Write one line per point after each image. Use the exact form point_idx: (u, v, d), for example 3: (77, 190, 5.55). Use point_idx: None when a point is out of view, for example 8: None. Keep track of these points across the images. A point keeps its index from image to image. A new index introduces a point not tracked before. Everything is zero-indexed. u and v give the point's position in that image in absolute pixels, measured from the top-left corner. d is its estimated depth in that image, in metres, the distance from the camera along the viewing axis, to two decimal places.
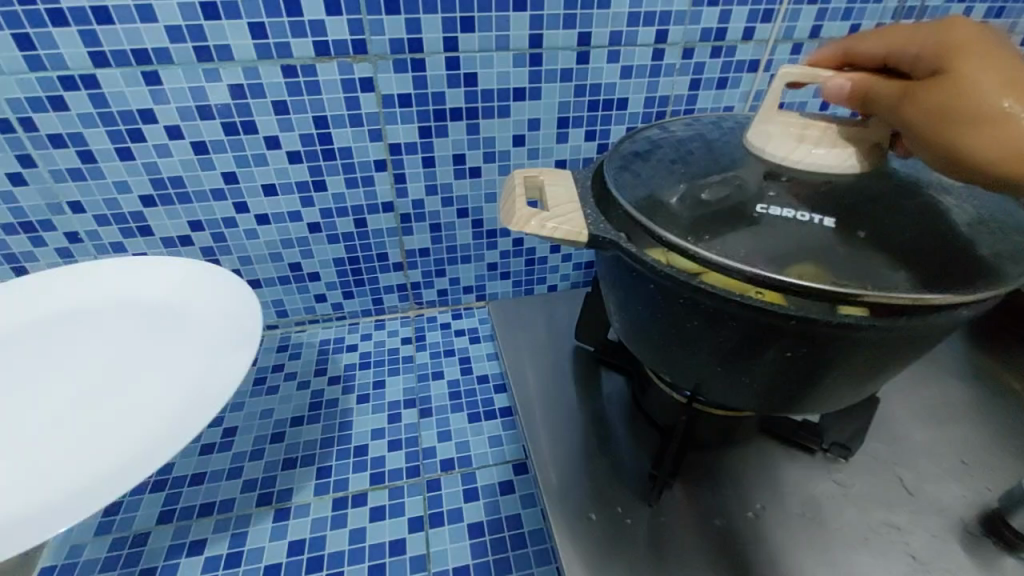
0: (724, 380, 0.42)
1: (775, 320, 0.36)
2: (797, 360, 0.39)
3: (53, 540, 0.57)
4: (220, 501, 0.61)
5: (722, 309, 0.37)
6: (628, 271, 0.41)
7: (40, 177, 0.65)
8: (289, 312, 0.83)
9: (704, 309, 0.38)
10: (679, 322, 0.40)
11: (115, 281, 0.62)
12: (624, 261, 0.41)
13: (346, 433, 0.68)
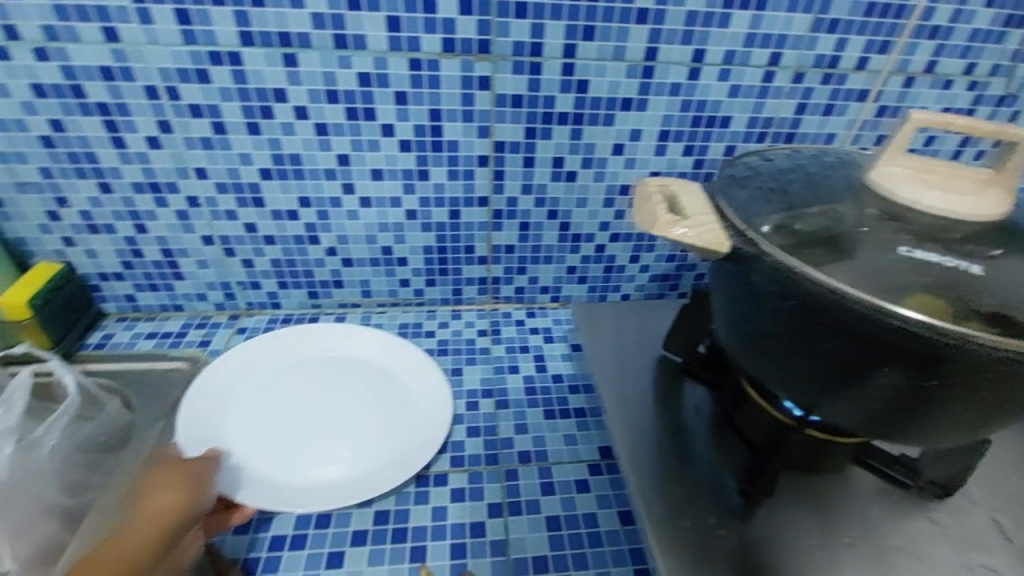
0: (845, 406, 0.41)
1: (927, 346, 0.34)
2: (937, 392, 0.37)
3: None
4: None
5: (866, 329, 0.36)
6: (760, 283, 0.40)
7: (174, 142, 0.69)
8: (373, 293, 0.87)
9: (848, 329, 0.36)
10: (810, 340, 0.39)
11: (308, 341, 0.77)
12: (757, 273, 0.40)
13: None
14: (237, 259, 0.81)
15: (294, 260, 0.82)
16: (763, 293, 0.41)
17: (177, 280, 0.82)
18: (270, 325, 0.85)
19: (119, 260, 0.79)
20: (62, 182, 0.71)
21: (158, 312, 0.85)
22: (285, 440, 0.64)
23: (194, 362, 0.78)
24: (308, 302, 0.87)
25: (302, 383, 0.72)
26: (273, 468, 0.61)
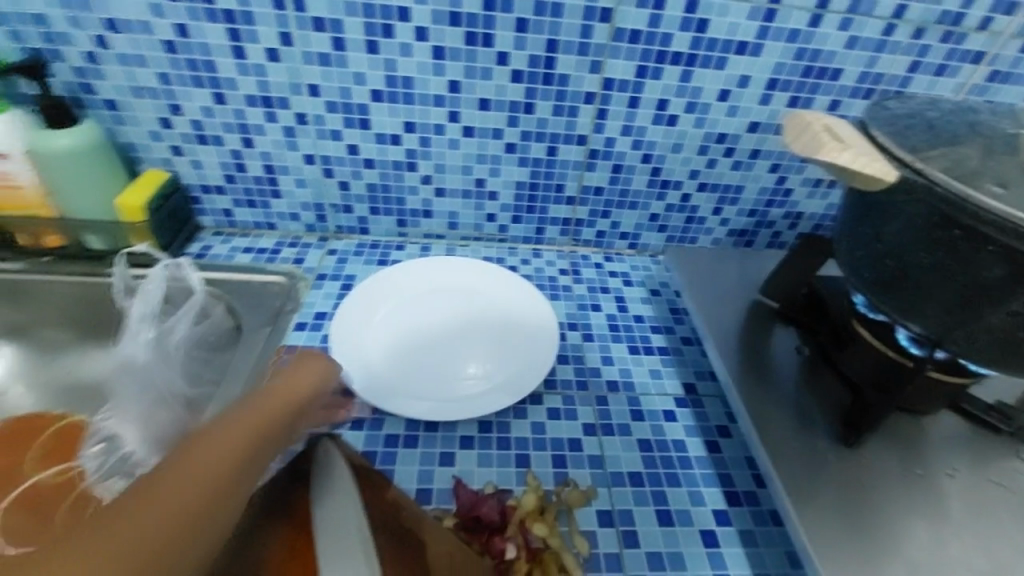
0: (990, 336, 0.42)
1: None
2: None
3: (272, 377, 0.65)
4: None
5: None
6: (924, 208, 0.42)
7: (293, 56, 0.70)
8: (459, 225, 0.89)
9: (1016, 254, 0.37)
10: (970, 268, 0.40)
11: (414, 275, 0.79)
12: (922, 198, 0.41)
13: None
14: (334, 181, 0.82)
15: (388, 185, 0.83)
16: (925, 220, 0.42)
17: (274, 198, 0.84)
18: (359, 249, 0.87)
19: (221, 173, 0.81)
20: (178, 89, 0.73)
21: (252, 229, 0.87)
22: (407, 357, 0.68)
23: (292, 279, 0.79)
24: (395, 230, 0.89)
25: (417, 312, 0.74)
26: (425, 386, 0.65)
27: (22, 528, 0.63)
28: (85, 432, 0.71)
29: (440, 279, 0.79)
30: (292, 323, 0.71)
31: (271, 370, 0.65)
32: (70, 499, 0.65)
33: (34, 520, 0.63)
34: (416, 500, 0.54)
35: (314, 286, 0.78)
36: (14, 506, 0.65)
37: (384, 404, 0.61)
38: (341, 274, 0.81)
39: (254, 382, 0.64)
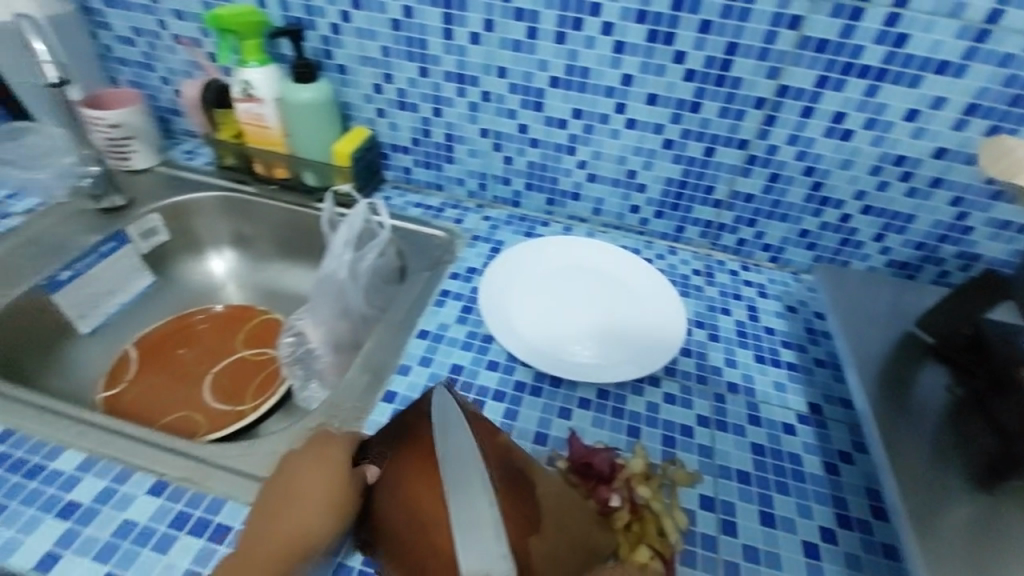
0: None
1: None
2: None
3: (427, 313, 0.75)
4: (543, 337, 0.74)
5: None
6: None
7: (491, 41, 0.79)
8: (603, 212, 0.93)
9: None
10: None
11: (554, 252, 0.85)
12: None
13: None
14: (500, 155, 0.91)
15: (546, 165, 0.90)
16: None
17: (448, 163, 0.94)
18: (509, 219, 0.95)
19: (410, 135, 0.93)
20: (393, 60, 0.85)
21: (424, 187, 0.98)
22: (543, 325, 0.74)
23: (451, 235, 0.89)
24: (543, 207, 0.95)
25: (552, 285, 0.80)
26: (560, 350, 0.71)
27: (229, 387, 0.80)
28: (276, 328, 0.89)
29: (578, 256, 0.85)
30: (448, 271, 0.82)
31: (427, 307, 0.76)
32: (264, 376, 0.82)
33: (237, 384, 0.80)
34: (534, 440, 0.61)
35: (468, 245, 0.88)
36: (225, 370, 0.82)
37: (523, 356, 0.68)
38: (492, 238, 0.90)
39: (413, 315, 0.75)
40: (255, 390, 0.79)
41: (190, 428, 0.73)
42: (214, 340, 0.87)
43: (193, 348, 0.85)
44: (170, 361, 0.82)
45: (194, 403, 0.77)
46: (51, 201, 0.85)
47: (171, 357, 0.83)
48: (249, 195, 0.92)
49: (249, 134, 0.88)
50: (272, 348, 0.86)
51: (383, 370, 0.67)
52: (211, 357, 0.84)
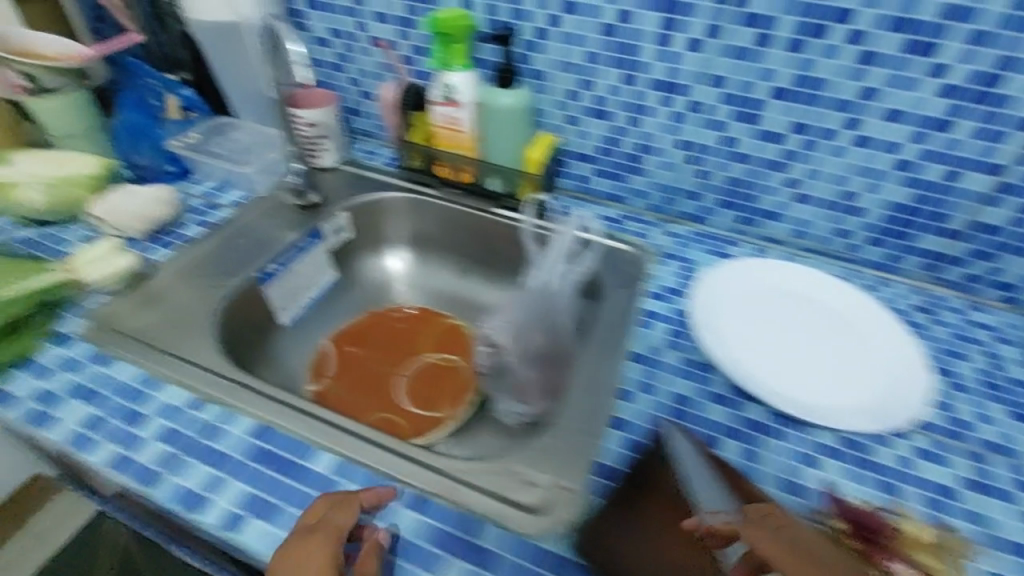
0: None
1: None
2: None
3: (639, 333, 0.71)
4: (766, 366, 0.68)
5: None
6: None
7: (712, 49, 0.73)
8: (807, 235, 0.86)
9: None
10: None
11: (757, 275, 0.79)
12: None
13: None
14: (697, 168, 0.85)
15: (753, 182, 0.83)
16: None
17: (634, 174, 0.89)
18: (697, 237, 0.90)
19: (598, 144, 0.88)
20: (598, 67, 0.80)
21: (602, 198, 0.94)
22: (765, 355, 0.69)
23: (641, 251, 0.85)
24: (734, 226, 0.89)
25: (766, 312, 0.74)
26: (785, 385, 0.66)
27: (421, 391, 0.80)
28: (456, 331, 0.88)
29: (785, 283, 0.79)
30: (648, 289, 0.79)
31: (635, 328, 0.72)
32: (453, 384, 0.81)
33: (429, 388, 0.80)
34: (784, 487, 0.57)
35: (659, 263, 0.84)
36: (415, 373, 0.83)
37: (757, 393, 0.63)
38: (683, 257, 0.85)
39: (622, 335, 0.71)
40: (447, 397, 0.79)
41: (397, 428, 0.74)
42: (399, 339, 0.87)
43: (381, 346, 0.86)
44: (362, 357, 0.84)
45: (391, 405, 0.78)
46: (254, 195, 0.89)
47: (363, 353, 0.84)
48: (433, 198, 0.92)
49: (440, 137, 0.87)
50: (457, 355, 0.86)
51: (605, 392, 0.63)
52: (399, 358, 0.85)
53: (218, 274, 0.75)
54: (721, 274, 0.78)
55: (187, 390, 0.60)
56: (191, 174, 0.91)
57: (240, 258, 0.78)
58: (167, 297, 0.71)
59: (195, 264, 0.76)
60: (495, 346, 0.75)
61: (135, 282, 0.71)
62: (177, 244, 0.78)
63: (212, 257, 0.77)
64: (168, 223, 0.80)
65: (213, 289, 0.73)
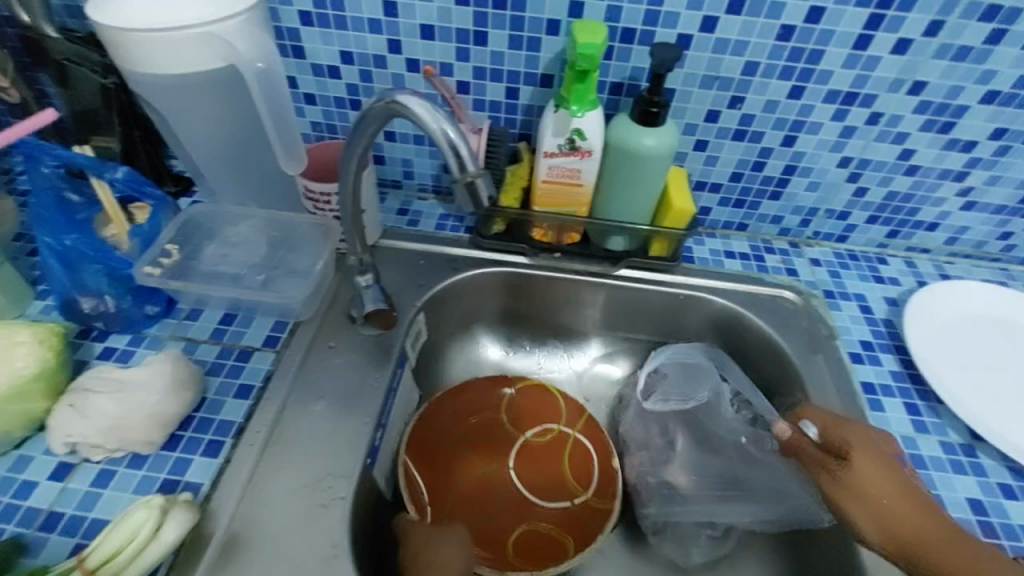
0: None
1: None
2: None
3: (877, 425, 0.57)
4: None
5: None
6: None
7: (924, 49, 0.57)
8: (960, 240, 0.75)
9: None
10: None
11: (956, 301, 0.67)
12: None
13: None
14: (854, 185, 0.70)
15: (912, 194, 0.70)
16: None
17: (771, 199, 0.72)
18: (841, 259, 0.75)
19: (732, 169, 0.69)
20: (757, 80, 0.61)
21: (721, 229, 0.76)
22: (1011, 412, 0.58)
23: (804, 296, 0.69)
24: (878, 241, 0.76)
25: (986, 351, 0.63)
26: None
27: (553, 489, 0.62)
28: (588, 446, 0.64)
29: (974, 305, 0.67)
30: (844, 353, 0.63)
31: (867, 413, 0.58)
32: (573, 459, 0.64)
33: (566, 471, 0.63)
34: None
35: (830, 305, 0.69)
36: (520, 453, 0.65)
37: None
38: (847, 291, 0.71)
39: None
40: (585, 483, 0.62)
41: (553, 491, 0.62)
42: (476, 432, 0.65)
43: (463, 448, 0.64)
44: (461, 478, 0.62)
45: (525, 505, 0.61)
46: (293, 322, 0.60)
47: (452, 453, 0.63)
48: (527, 269, 0.69)
49: (546, 195, 0.64)
50: (554, 420, 0.66)
51: None
52: (501, 450, 0.65)
53: (316, 480, 0.49)
54: (921, 307, 0.66)
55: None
56: (175, 301, 0.61)
57: (325, 441, 0.52)
58: (261, 550, 0.46)
59: (273, 472, 0.50)
60: (672, 486, 0.61)
61: (193, 542, 0.45)
62: (222, 442, 0.51)
63: (288, 451, 0.51)
64: (191, 410, 0.52)
65: (323, 513, 0.48)
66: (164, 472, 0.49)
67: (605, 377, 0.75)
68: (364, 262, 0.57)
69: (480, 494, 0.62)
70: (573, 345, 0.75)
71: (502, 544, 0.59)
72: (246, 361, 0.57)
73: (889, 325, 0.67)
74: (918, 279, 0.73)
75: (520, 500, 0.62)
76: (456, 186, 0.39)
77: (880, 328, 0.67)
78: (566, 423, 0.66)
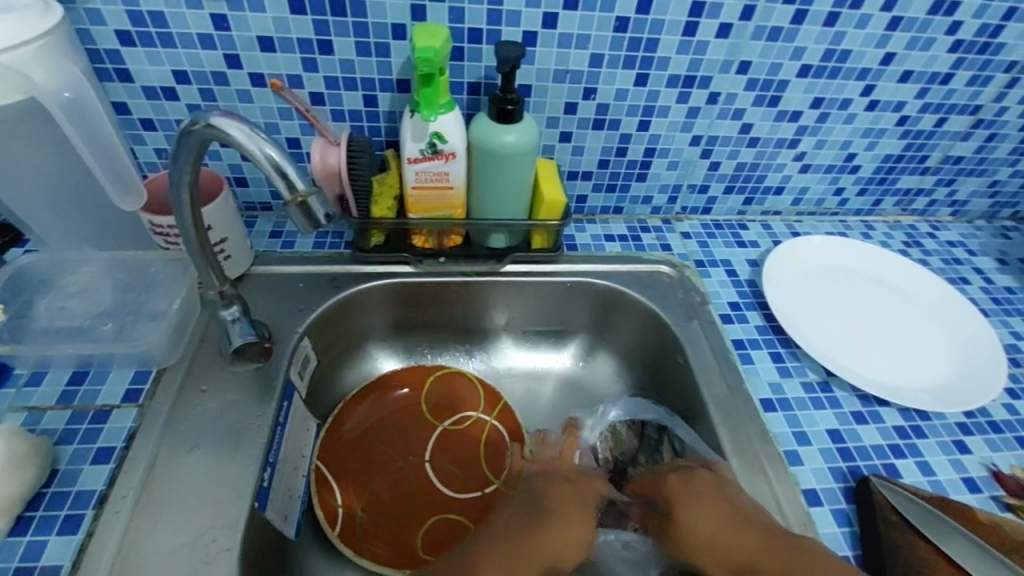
0: None
1: None
2: None
3: (748, 377, 0.62)
4: (868, 369, 0.63)
5: None
6: None
7: (743, 32, 0.63)
8: (803, 200, 0.83)
9: None
10: None
11: (804, 255, 0.75)
12: None
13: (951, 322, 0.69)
14: (707, 161, 0.75)
15: (758, 163, 0.77)
16: None
17: (638, 181, 0.76)
18: (708, 230, 0.81)
19: (598, 157, 0.72)
20: (605, 71, 0.64)
21: (599, 214, 0.79)
22: (856, 346, 0.66)
23: (678, 268, 0.74)
24: (737, 208, 0.82)
25: (833, 296, 0.71)
26: (893, 375, 0.63)
27: (466, 478, 0.64)
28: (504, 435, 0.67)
29: (817, 257, 0.75)
30: (716, 315, 0.69)
31: (739, 368, 0.63)
32: (490, 448, 0.66)
33: (481, 460, 0.66)
34: (970, 491, 0.54)
35: (701, 273, 0.74)
36: (438, 448, 0.66)
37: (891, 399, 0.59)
38: (715, 258, 0.77)
39: (737, 383, 0.61)
40: (497, 472, 0.65)
41: (466, 482, 0.64)
42: (393, 428, 0.67)
43: (380, 445, 0.65)
44: (374, 474, 0.63)
45: (436, 496, 0.63)
46: (158, 369, 0.55)
47: (370, 449, 0.65)
48: (414, 277, 0.68)
49: (420, 202, 0.63)
50: (473, 408, 0.69)
51: (771, 463, 0.55)
52: (418, 442, 0.66)
53: (196, 537, 0.46)
54: (776, 265, 0.72)
55: None
56: (10, 367, 0.54)
57: (204, 492, 0.48)
58: None
59: (145, 537, 0.45)
60: None
61: None
62: (82, 514, 0.45)
63: (161, 511, 0.47)
64: (39, 486, 0.46)
65: (206, 570, 0.44)
66: (13, 562, 0.43)
67: (508, 373, 0.76)
68: (226, 294, 0.54)
69: (393, 490, 0.63)
70: (473, 345, 0.75)
71: (411, 536, 0.60)
72: (105, 422, 0.51)
73: (752, 284, 0.73)
74: (774, 239, 0.81)
75: (432, 490, 0.63)
76: (289, 206, 0.38)
77: (745, 289, 0.73)
78: (484, 411, 0.68)
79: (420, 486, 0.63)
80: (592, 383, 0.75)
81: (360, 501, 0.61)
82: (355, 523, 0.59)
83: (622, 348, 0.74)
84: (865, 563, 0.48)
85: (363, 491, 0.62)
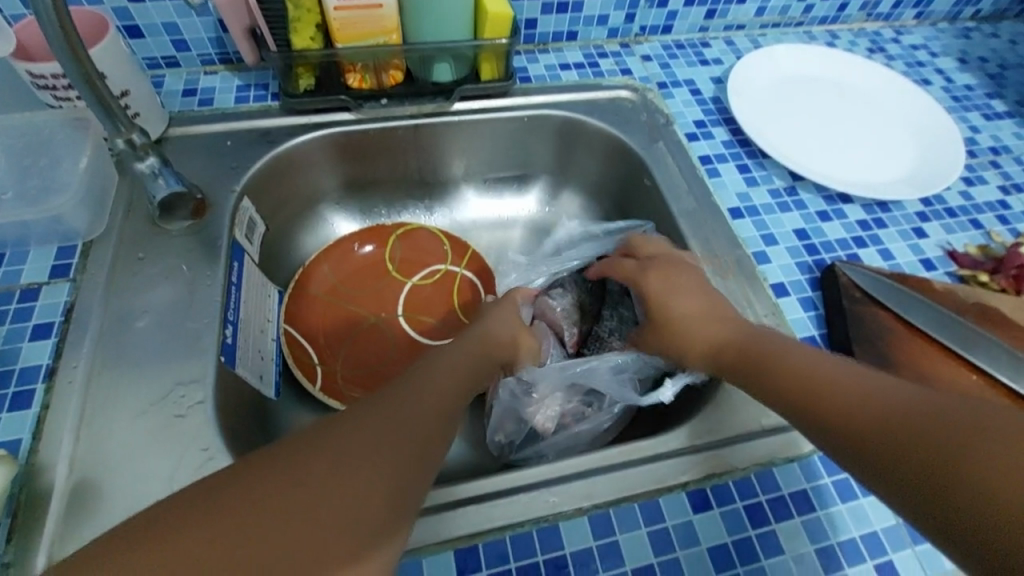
0: None
1: None
2: None
3: (716, 189, 0.61)
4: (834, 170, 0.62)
5: None
6: None
7: None
8: (767, 9, 0.77)
9: None
10: None
11: (770, 66, 0.71)
12: None
13: (913, 120, 0.68)
14: None
15: None
16: None
17: None
18: (669, 51, 0.75)
19: None
20: None
21: (551, 42, 0.72)
22: (822, 149, 0.64)
23: (639, 92, 0.69)
24: (699, 25, 0.76)
25: (799, 104, 0.68)
26: (857, 172, 0.62)
27: (442, 326, 0.64)
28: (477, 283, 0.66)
29: (784, 68, 0.72)
30: (681, 135, 0.66)
31: (707, 183, 0.61)
32: (463, 296, 0.65)
33: (456, 308, 0.65)
34: (926, 270, 0.56)
35: (664, 95, 0.70)
36: (408, 302, 0.65)
37: (856, 193, 0.59)
38: (678, 79, 0.72)
39: (704, 197, 0.60)
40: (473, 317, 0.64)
41: (442, 330, 0.63)
42: (359, 287, 0.64)
43: (349, 305, 0.63)
44: (347, 332, 0.61)
45: (413, 346, 0.62)
46: (83, 242, 0.50)
47: (338, 309, 0.62)
48: (355, 124, 0.62)
49: (347, 26, 0.55)
50: (440, 261, 0.67)
51: (740, 266, 0.55)
52: (388, 299, 0.65)
53: (163, 395, 0.44)
54: (742, 77, 0.68)
55: (149, 485, 0.40)
56: None
57: (163, 354, 0.45)
58: (117, 481, 0.40)
59: (108, 402, 0.43)
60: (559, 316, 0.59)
61: (31, 498, 0.38)
62: (32, 389, 0.42)
63: (119, 377, 0.44)
64: None
65: (180, 423, 0.42)
66: None
67: (473, 223, 0.73)
68: (141, 145, 0.47)
69: (368, 345, 0.61)
70: (432, 199, 0.71)
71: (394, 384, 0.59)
72: (34, 300, 0.46)
73: (717, 101, 0.70)
74: (738, 55, 0.76)
75: (409, 342, 0.62)
76: None
77: (709, 106, 0.69)
78: (453, 261, 0.66)
79: (397, 338, 0.62)
80: (559, 225, 0.73)
81: (337, 358, 0.60)
82: (335, 377, 0.58)
83: (587, 183, 0.71)
84: (830, 338, 0.51)
85: (338, 349, 0.60)
